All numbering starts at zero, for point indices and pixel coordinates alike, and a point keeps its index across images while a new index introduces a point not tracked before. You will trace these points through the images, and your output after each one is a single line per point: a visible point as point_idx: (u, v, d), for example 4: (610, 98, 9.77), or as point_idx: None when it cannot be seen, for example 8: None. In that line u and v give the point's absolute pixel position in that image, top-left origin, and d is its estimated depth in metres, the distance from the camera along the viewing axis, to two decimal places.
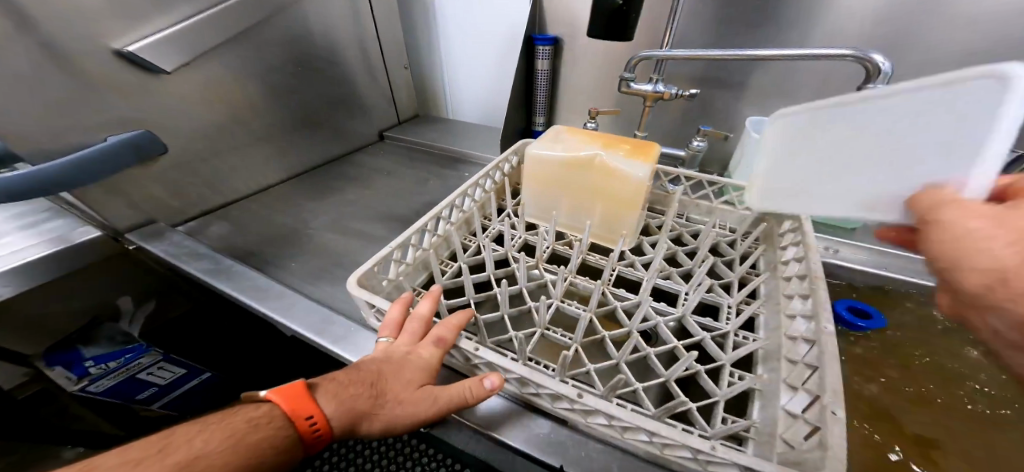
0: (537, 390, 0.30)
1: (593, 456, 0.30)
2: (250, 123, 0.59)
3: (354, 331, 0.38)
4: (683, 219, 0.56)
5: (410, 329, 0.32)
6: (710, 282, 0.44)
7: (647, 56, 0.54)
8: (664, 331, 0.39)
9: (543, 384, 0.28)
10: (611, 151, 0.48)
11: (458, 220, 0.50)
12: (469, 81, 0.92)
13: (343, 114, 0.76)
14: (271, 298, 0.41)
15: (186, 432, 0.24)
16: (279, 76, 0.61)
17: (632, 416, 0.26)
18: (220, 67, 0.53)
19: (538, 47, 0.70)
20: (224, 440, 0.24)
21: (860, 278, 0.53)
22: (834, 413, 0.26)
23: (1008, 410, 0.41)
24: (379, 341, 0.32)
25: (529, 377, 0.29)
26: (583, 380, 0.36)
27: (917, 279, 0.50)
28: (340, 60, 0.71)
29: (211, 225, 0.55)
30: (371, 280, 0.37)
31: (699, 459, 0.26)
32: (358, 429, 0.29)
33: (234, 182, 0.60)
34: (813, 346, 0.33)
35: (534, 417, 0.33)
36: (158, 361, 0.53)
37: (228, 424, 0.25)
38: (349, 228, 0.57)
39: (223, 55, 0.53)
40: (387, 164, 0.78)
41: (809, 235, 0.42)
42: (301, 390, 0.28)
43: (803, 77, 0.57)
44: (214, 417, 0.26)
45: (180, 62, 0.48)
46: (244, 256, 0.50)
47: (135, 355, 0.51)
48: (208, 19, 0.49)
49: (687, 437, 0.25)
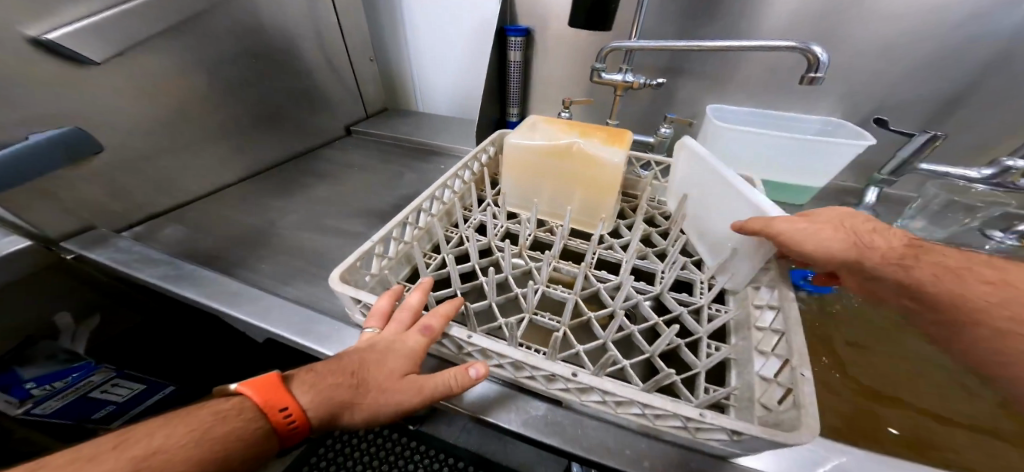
0: (531, 372, 0.30)
1: (589, 433, 0.31)
2: (202, 119, 0.55)
3: (340, 330, 0.36)
4: (655, 202, 0.58)
5: (394, 320, 0.31)
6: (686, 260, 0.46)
7: (618, 46, 0.55)
8: (644, 308, 0.41)
9: (537, 366, 0.28)
10: (590, 138, 0.48)
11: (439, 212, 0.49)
12: (440, 73, 0.90)
13: (306, 108, 0.72)
14: (246, 302, 0.38)
15: (146, 427, 0.22)
16: (233, 68, 0.57)
17: (625, 390, 0.27)
18: (164, 57, 0.48)
19: (510, 38, 0.69)
20: (187, 434, 0.23)
21: None
22: (804, 374, 0.28)
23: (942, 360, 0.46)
24: (366, 333, 0.31)
25: (522, 361, 0.29)
26: (573, 360, 0.37)
27: None
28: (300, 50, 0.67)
29: (163, 228, 0.51)
30: (355, 275, 0.36)
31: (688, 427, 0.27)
32: (339, 420, 0.28)
33: (187, 182, 0.55)
34: (778, 312, 0.35)
35: (526, 401, 0.33)
36: (110, 378, 0.49)
37: (192, 417, 0.24)
38: (320, 225, 0.54)
39: (167, 45, 0.48)
40: (357, 159, 0.75)
41: None
42: (274, 381, 0.27)
43: (761, 67, 0.60)
44: (178, 411, 0.24)
45: (115, 52, 0.43)
46: (204, 259, 0.46)
47: (85, 372, 0.47)
48: (147, 5, 0.44)
49: (678, 406, 0.26)
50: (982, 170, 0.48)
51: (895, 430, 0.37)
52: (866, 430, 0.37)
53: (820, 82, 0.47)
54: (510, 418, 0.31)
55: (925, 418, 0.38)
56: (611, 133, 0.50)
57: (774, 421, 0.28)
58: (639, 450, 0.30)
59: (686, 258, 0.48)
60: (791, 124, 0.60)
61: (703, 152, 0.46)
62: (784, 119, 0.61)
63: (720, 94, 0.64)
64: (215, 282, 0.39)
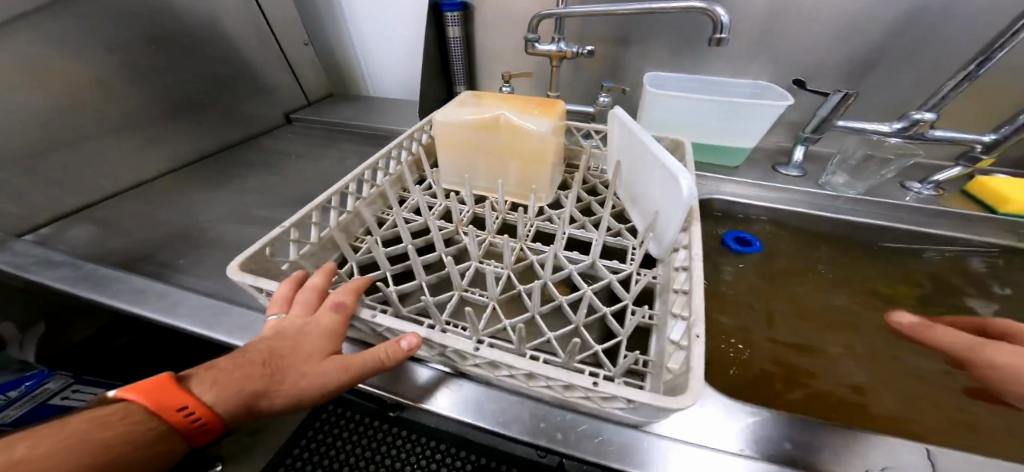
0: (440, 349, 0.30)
1: (506, 408, 0.31)
2: (101, 110, 0.51)
3: (255, 323, 0.35)
4: (597, 171, 0.58)
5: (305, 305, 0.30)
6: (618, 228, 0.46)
7: (548, 15, 0.53)
8: (575, 278, 0.41)
9: (443, 344, 0.28)
10: (516, 110, 0.47)
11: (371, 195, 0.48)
12: (384, 54, 0.86)
13: (234, 95, 0.68)
14: (152, 299, 0.36)
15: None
16: (130, 53, 0.53)
17: (523, 362, 0.27)
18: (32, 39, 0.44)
19: (446, 13, 0.66)
20: (63, 448, 0.20)
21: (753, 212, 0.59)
22: (696, 334, 0.28)
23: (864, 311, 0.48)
24: (270, 321, 0.29)
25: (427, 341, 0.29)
26: (501, 335, 0.37)
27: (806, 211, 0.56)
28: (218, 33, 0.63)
29: (72, 229, 0.48)
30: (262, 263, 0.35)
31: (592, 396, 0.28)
32: (260, 415, 0.26)
33: (93, 179, 0.52)
34: (688, 272, 0.36)
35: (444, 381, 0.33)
36: (69, 384, 0.46)
37: (61, 432, 0.20)
38: (251, 216, 0.52)
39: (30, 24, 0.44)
40: (298, 147, 0.72)
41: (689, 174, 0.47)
42: (165, 383, 0.24)
43: (695, 32, 0.59)
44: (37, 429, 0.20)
45: None
46: (115, 258, 0.44)
47: (39, 380, 0.43)
48: None
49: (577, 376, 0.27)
50: (894, 124, 0.53)
51: (800, 382, 0.39)
52: (773, 382, 0.39)
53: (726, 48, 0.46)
54: (431, 400, 0.32)
55: (829, 367, 0.41)
56: (542, 104, 0.49)
57: (672, 383, 0.29)
58: (553, 420, 0.30)
59: (620, 226, 0.48)
60: (725, 88, 0.61)
61: (628, 121, 0.46)
62: (718, 84, 0.61)
63: (659, 63, 0.64)
64: (120, 280, 0.38)
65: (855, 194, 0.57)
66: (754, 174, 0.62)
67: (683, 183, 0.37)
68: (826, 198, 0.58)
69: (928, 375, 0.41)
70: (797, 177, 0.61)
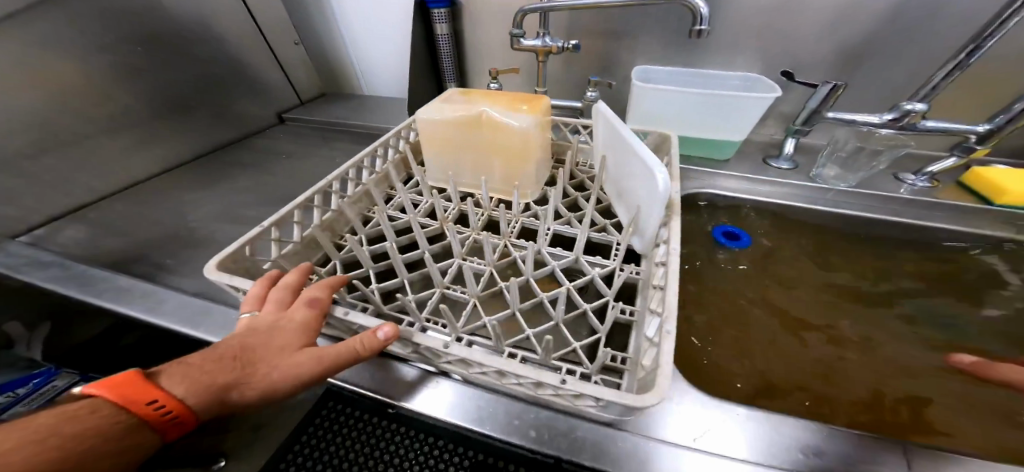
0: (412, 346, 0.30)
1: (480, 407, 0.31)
2: (89, 112, 0.52)
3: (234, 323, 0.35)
4: (586, 166, 0.57)
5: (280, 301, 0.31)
6: (602, 223, 0.46)
7: (531, 9, 0.52)
8: (557, 274, 0.41)
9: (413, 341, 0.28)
10: (498, 106, 0.47)
11: (356, 194, 0.48)
12: (376, 52, 0.86)
13: (225, 96, 0.68)
14: (138, 298, 0.37)
15: None
16: (115, 56, 0.54)
17: (489, 359, 0.27)
18: (17, 42, 0.45)
19: (433, 10, 0.66)
20: (34, 441, 0.20)
21: (745, 202, 0.58)
22: (665, 330, 0.28)
23: (857, 304, 0.47)
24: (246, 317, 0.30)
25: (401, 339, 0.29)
26: (482, 333, 0.37)
27: (806, 205, 0.55)
28: (204, 34, 0.63)
29: (64, 230, 0.49)
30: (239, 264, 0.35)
31: (561, 394, 0.27)
32: (234, 409, 0.27)
33: (84, 181, 0.53)
34: (665, 268, 0.35)
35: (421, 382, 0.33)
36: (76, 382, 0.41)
37: (32, 424, 0.21)
38: (240, 216, 0.52)
39: (14, 26, 0.44)
40: (290, 146, 0.72)
41: (674, 167, 0.46)
42: (136, 378, 0.25)
43: (682, 24, 0.58)
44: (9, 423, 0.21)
45: None
46: (106, 258, 0.45)
47: (43, 379, 0.39)
48: None
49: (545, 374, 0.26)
50: (885, 115, 0.53)
51: (782, 375, 0.39)
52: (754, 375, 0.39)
53: (708, 37, 0.47)
54: (406, 397, 0.32)
55: (813, 361, 0.40)
56: (526, 99, 0.49)
57: (644, 379, 0.29)
58: (526, 416, 0.30)
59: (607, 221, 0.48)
60: (717, 81, 0.60)
61: (610, 115, 0.46)
62: (710, 77, 0.60)
63: (649, 56, 0.63)
64: (109, 281, 0.39)
65: (846, 185, 0.57)
66: (745, 168, 0.61)
67: (659, 177, 0.37)
68: (818, 191, 0.57)
69: (914, 368, 0.40)
70: (790, 169, 0.61)
